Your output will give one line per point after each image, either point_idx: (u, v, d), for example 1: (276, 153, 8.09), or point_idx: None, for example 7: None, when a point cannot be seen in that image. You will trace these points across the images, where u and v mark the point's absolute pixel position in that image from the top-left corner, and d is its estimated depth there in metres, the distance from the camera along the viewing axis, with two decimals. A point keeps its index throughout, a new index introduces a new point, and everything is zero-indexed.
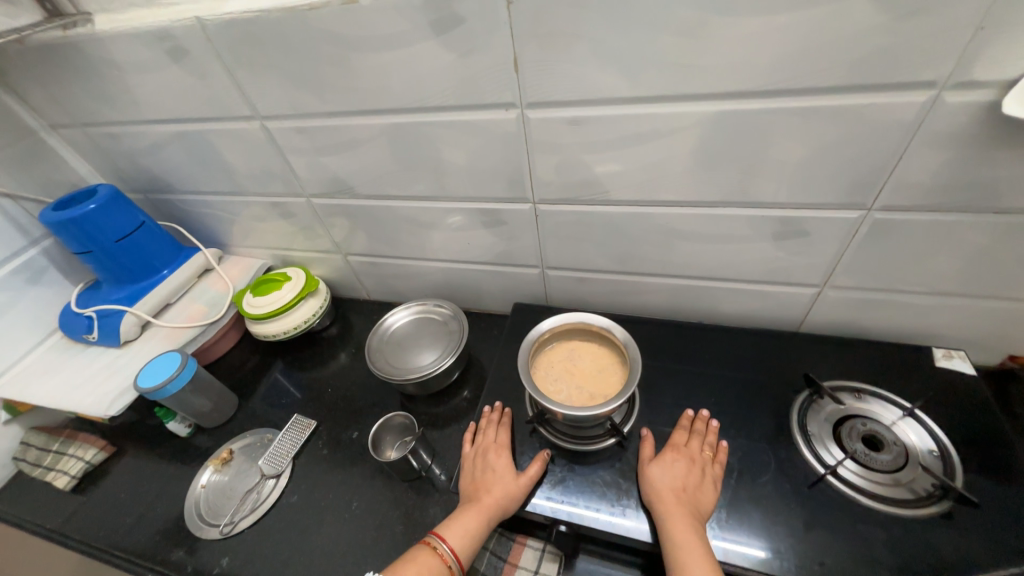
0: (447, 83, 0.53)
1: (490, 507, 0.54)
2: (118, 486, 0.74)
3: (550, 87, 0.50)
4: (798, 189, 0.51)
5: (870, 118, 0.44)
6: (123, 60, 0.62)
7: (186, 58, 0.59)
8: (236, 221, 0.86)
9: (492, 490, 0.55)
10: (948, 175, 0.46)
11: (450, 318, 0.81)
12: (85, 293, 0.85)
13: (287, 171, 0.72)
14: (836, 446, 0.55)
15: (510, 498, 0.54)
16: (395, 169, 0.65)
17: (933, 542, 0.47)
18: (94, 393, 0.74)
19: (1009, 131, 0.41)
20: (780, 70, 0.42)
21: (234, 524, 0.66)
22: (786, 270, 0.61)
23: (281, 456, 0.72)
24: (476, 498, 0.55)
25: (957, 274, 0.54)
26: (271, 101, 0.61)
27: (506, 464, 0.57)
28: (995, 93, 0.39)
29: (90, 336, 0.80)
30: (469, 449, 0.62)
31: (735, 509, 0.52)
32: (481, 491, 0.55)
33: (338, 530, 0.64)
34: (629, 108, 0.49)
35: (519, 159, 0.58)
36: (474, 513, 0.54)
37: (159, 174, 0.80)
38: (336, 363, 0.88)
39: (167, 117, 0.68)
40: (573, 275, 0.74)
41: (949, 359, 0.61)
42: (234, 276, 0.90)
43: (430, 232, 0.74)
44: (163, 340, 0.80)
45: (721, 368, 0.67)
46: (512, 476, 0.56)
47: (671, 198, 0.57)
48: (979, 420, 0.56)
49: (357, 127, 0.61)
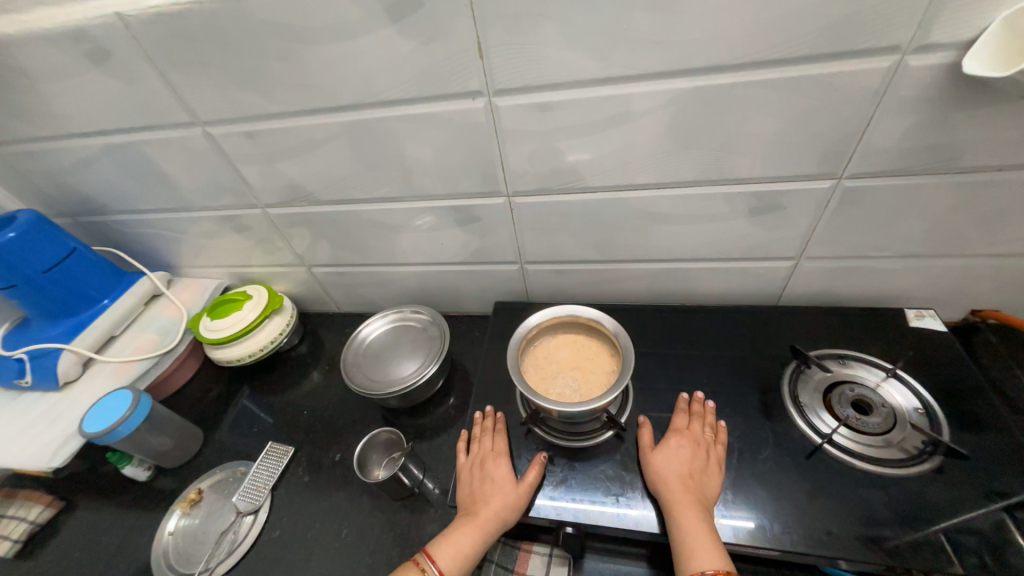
0: (408, 73, 0.49)
1: (487, 520, 0.51)
2: (71, 545, 0.66)
3: (519, 71, 0.47)
4: (772, 163, 0.51)
5: (839, 86, 0.44)
6: (34, 66, 0.55)
7: (109, 60, 0.53)
8: (185, 240, 0.79)
9: (491, 501, 0.52)
10: (913, 138, 0.47)
11: (430, 324, 0.77)
12: (11, 334, 0.75)
13: (238, 181, 0.66)
14: (828, 414, 0.56)
15: (509, 508, 0.52)
16: (358, 171, 0.61)
17: (929, 497, 0.48)
18: (31, 445, 0.66)
19: (968, 92, 0.42)
20: (751, 42, 0.42)
21: (210, 570, 0.60)
22: (762, 245, 0.61)
23: (258, 489, 0.67)
24: (473, 512, 0.52)
25: (923, 236, 0.56)
26: (213, 104, 0.56)
27: (505, 472, 0.55)
28: (955, 55, 0.40)
29: (22, 382, 0.71)
30: (463, 459, 0.59)
31: (740, 488, 0.52)
32: (479, 504, 0.52)
33: (329, 562, 0.60)
34: (601, 90, 0.48)
35: (489, 150, 0.56)
36: (471, 529, 0.50)
37: (89, 195, 0.72)
38: (310, 382, 0.82)
39: (94, 129, 0.61)
40: (552, 268, 0.72)
41: (920, 319, 0.64)
42: (187, 299, 0.83)
43: (401, 235, 0.71)
44: (110, 377, 0.73)
45: (707, 348, 0.67)
46: (511, 484, 0.53)
47: (648, 181, 0.56)
48: (953, 374, 0.58)
49: (313, 127, 0.56)
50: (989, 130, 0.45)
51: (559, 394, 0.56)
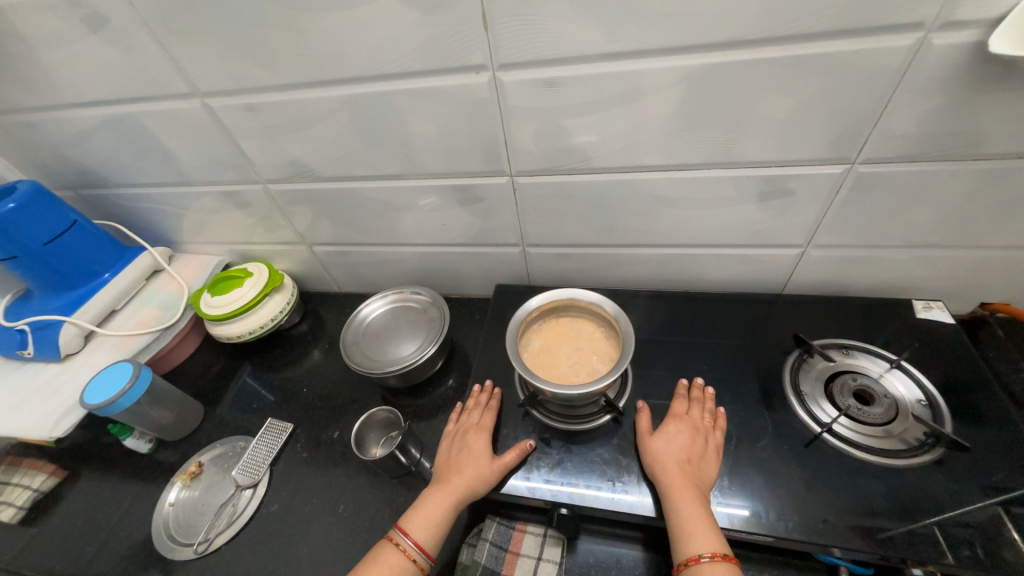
0: (410, 45, 0.48)
1: (458, 488, 0.52)
2: (74, 514, 0.67)
3: (525, 45, 0.46)
4: (784, 146, 0.50)
5: (858, 65, 0.42)
6: (30, 31, 0.53)
7: (107, 27, 0.52)
8: (186, 215, 0.79)
9: (464, 470, 0.54)
10: (932, 122, 0.45)
11: (429, 305, 0.77)
12: (15, 304, 0.75)
13: (238, 156, 0.65)
14: (829, 404, 0.56)
15: (480, 479, 0.52)
16: (360, 147, 0.60)
17: (926, 488, 0.48)
18: (35, 415, 0.67)
19: (993, 73, 0.41)
20: (767, 16, 0.40)
21: (209, 541, 0.61)
22: (770, 233, 0.60)
23: (257, 464, 0.67)
24: (445, 478, 0.53)
25: (935, 226, 0.55)
26: (211, 74, 0.55)
27: (484, 446, 0.55)
28: (981, 33, 0.38)
29: (25, 352, 0.72)
30: (451, 428, 0.61)
31: (737, 475, 0.52)
32: (452, 472, 0.54)
33: (326, 535, 0.61)
34: (609, 66, 0.46)
35: (493, 127, 0.54)
36: (441, 496, 0.52)
37: (89, 167, 0.72)
38: (310, 361, 0.83)
39: (92, 100, 0.60)
40: (555, 251, 0.71)
41: (928, 310, 0.63)
42: (188, 275, 0.82)
43: (402, 215, 0.70)
44: (111, 351, 0.73)
45: (709, 336, 0.66)
46: (487, 457, 0.54)
47: (655, 162, 0.54)
48: (958, 366, 0.57)
49: (313, 101, 0.55)
50: (1011, 115, 0.43)
51: (593, 370, 0.55)
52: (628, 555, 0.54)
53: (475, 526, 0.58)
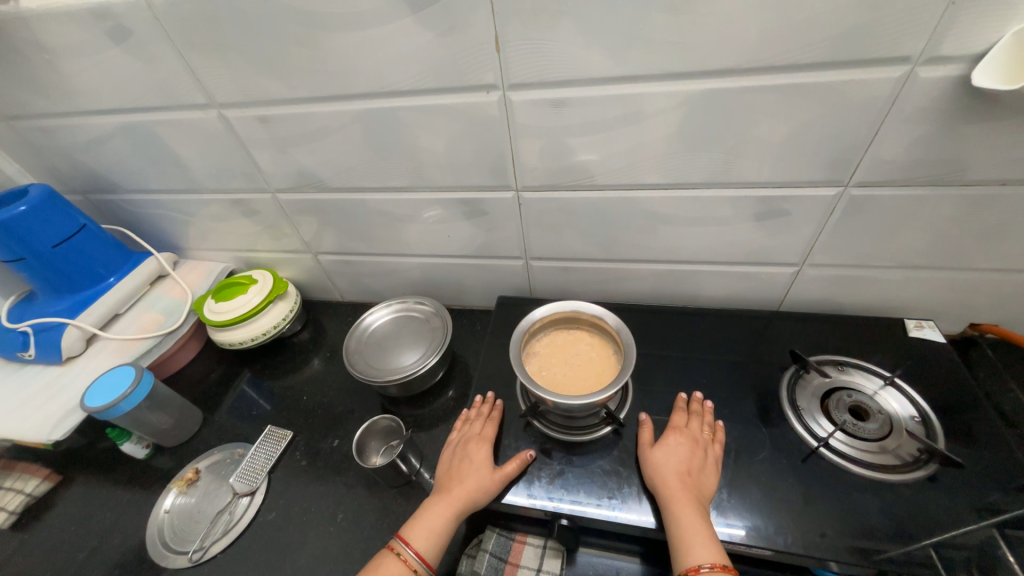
0: (424, 64, 0.50)
1: (460, 498, 0.52)
2: (66, 519, 0.67)
3: (535, 67, 0.48)
4: (779, 168, 0.52)
5: (850, 94, 0.44)
6: (55, 41, 0.55)
7: (130, 39, 0.54)
8: (193, 222, 0.80)
9: (465, 480, 0.54)
10: (919, 150, 0.47)
11: (432, 315, 0.78)
12: (18, 306, 0.76)
13: (250, 165, 0.67)
14: (826, 419, 0.57)
15: (482, 489, 0.53)
16: (370, 160, 0.62)
17: (921, 504, 0.49)
18: (33, 417, 0.66)
19: (977, 105, 0.43)
20: (764, 47, 0.43)
21: (205, 549, 0.60)
22: (767, 251, 0.62)
23: (256, 471, 0.67)
24: (447, 488, 0.54)
25: (925, 248, 0.57)
26: (228, 86, 0.57)
27: (485, 456, 0.56)
28: (963, 68, 0.41)
29: (27, 354, 0.72)
30: (452, 437, 0.61)
31: (735, 489, 0.52)
32: (453, 482, 0.54)
33: (324, 545, 0.60)
34: (614, 88, 0.48)
35: (500, 144, 0.56)
36: (442, 506, 0.52)
37: (101, 173, 0.73)
38: (311, 368, 0.83)
39: (110, 108, 0.62)
40: (557, 265, 0.73)
41: (920, 330, 0.65)
42: (193, 281, 0.83)
43: (408, 226, 0.71)
44: (113, 354, 0.73)
45: (708, 352, 0.67)
46: (488, 468, 0.55)
47: (655, 181, 0.56)
48: (950, 385, 0.58)
49: (327, 114, 0.57)
50: (994, 144, 0.45)
51: (593, 384, 0.56)
52: (627, 569, 0.55)
53: (474, 538, 0.58)
